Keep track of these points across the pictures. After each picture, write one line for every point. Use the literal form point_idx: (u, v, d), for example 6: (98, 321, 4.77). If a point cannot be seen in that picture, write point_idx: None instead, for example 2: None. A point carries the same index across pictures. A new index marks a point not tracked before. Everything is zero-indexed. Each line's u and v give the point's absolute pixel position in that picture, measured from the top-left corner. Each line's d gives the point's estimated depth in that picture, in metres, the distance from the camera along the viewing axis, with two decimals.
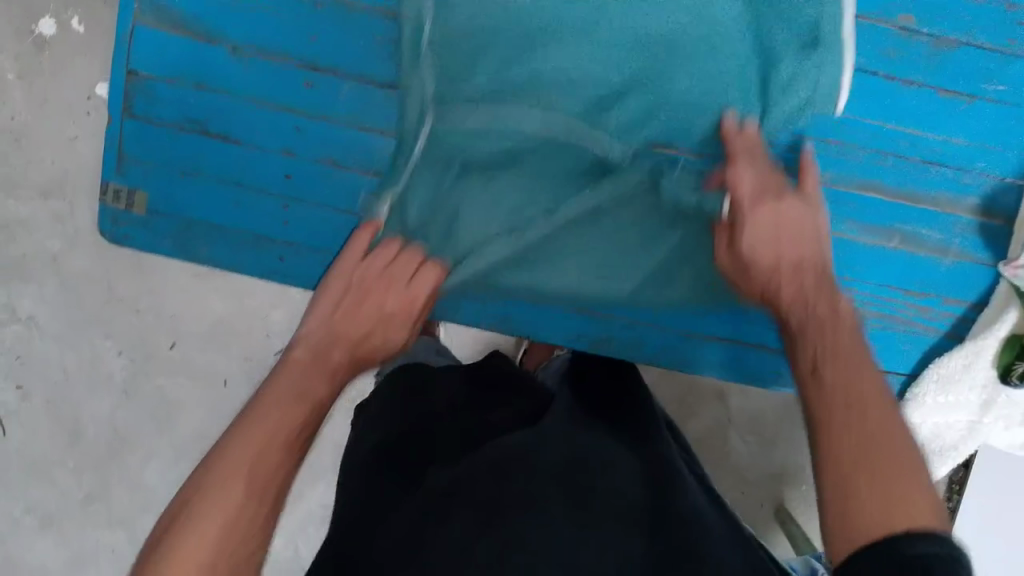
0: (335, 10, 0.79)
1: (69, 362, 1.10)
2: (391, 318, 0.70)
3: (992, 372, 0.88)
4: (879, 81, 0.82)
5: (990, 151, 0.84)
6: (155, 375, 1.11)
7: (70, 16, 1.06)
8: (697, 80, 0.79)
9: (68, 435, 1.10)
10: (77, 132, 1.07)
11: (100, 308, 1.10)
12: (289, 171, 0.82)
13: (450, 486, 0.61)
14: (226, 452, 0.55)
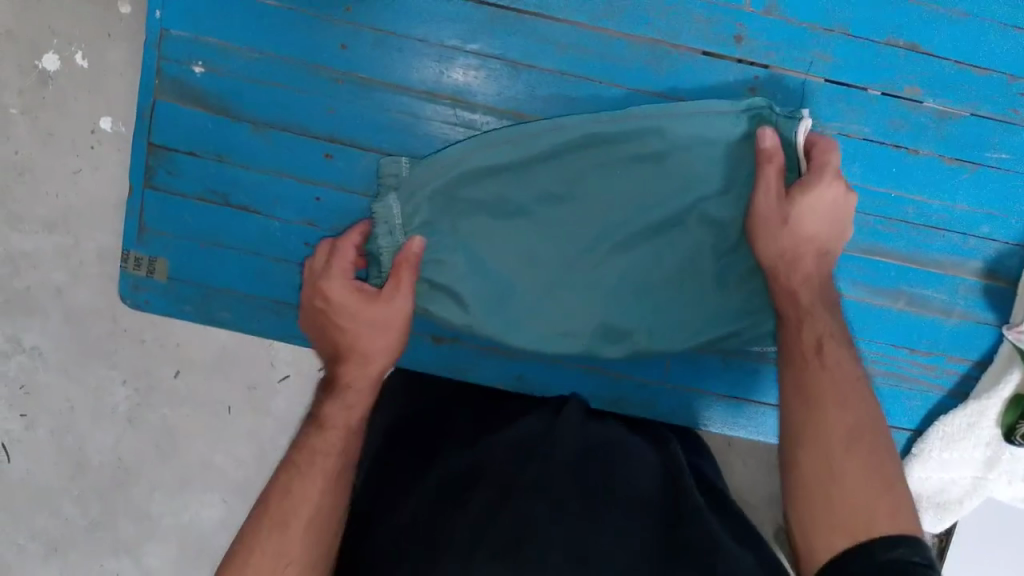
0: (355, 86, 0.80)
1: (74, 390, 0.97)
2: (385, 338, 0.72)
3: (996, 430, 0.90)
4: (886, 150, 0.84)
5: (994, 216, 0.86)
6: (160, 404, 0.98)
7: (74, 51, 0.91)
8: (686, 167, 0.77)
9: (72, 465, 0.98)
10: (81, 166, 0.93)
11: (104, 337, 0.96)
12: (308, 239, 0.83)
13: (465, 478, 0.64)
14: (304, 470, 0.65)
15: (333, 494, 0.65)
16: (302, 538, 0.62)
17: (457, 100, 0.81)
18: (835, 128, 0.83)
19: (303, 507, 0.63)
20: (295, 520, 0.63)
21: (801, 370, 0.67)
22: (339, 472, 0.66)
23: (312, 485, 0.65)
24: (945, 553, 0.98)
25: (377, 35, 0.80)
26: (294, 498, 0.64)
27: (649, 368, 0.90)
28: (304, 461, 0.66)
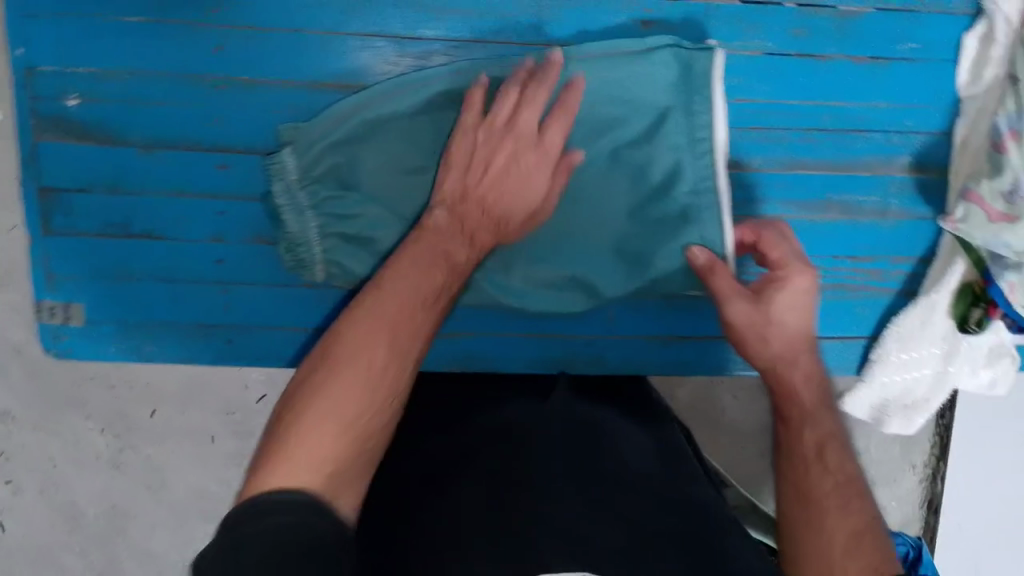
0: (237, 90, 0.77)
1: (54, 448, 0.98)
2: (493, 207, 0.68)
3: (951, 323, 0.89)
4: (792, 61, 0.82)
5: (915, 109, 0.84)
6: (144, 444, 1.00)
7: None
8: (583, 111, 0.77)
9: (67, 520, 1.00)
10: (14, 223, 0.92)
11: (73, 387, 0.97)
12: (220, 256, 0.82)
13: (457, 456, 0.64)
14: (357, 360, 0.57)
15: (404, 369, 0.59)
16: (360, 416, 0.56)
17: (346, 85, 0.78)
18: (736, 47, 0.81)
19: (338, 399, 0.55)
20: (353, 402, 0.56)
21: (789, 432, 0.71)
22: (403, 351, 0.59)
23: (370, 356, 0.57)
24: (947, 448, 1.05)
25: (248, 33, 0.76)
26: (347, 376, 0.56)
27: (592, 323, 0.89)
28: (354, 339, 0.58)
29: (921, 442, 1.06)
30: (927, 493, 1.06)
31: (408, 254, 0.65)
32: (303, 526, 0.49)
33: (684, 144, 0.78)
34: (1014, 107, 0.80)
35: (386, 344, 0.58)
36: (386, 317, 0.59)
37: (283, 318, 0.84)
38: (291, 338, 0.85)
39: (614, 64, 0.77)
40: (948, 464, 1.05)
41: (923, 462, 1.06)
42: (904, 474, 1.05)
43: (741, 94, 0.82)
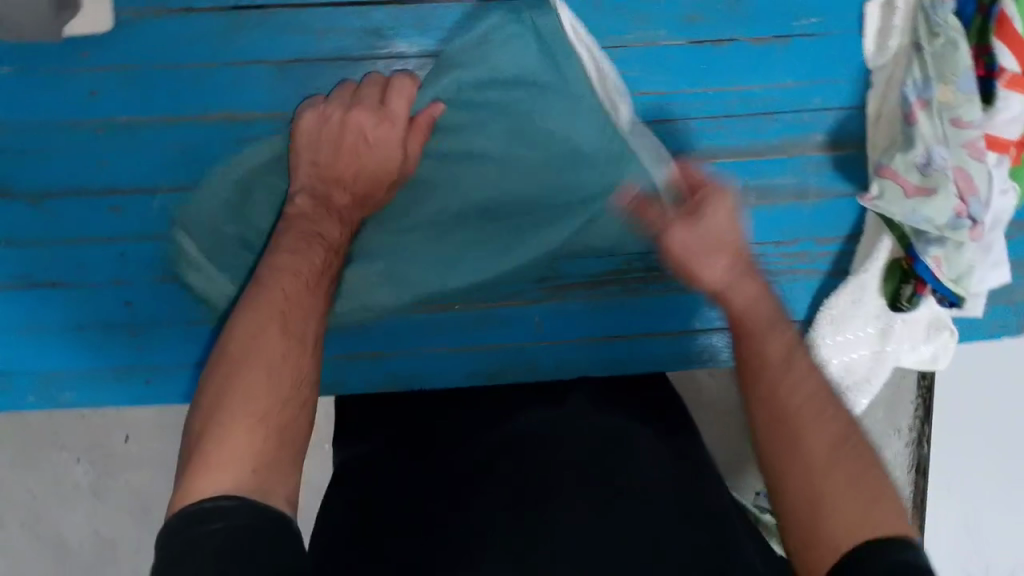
0: (118, 130, 0.76)
1: (34, 483, 1.07)
2: (370, 148, 0.74)
3: (882, 301, 0.86)
4: (687, 48, 0.79)
5: (823, 85, 0.81)
6: (118, 472, 1.07)
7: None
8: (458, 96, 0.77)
9: (53, 548, 1.08)
10: None
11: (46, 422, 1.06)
12: (127, 298, 0.80)
13: (473, 472, 0.66)
14: (262, 343, 0.59)
15: (307, 361, 0.60)
16: (269, 404, 0.56)
17: (230, 115, 0.76)
18: (629, 41, 0.78)
19: (257, 382, 0.56)
20: (258, 391, 0.56)
21: (761, 370, 0.62)
22: (297, 335, 0.61)
23: (266, 341, 0.59)
24: (930, 412, 1.10)
25: (121, 73, 0.74)
26: (246, 365, 0.57)
27: (518, 330, 0.87)
28: (261, 334, 0.59)
29: (903, 406, 1.12)
30: (913, 456, 1.13)
31: (280, 258, 0.67)
32: (240, 523, 0.48)
33: (574, 100, 0.78)
34: (920, 75, 0.78)
35: (279, 328, 0.60)
36: (268, 317, 0.61)
37: (200, 355, 0.83)
38: None
39: (460, 58, 0.76)
40: (931, 427, 1.11)
41: (908, 426, 1.12)
42: (890, 438, 1.13)
43: (638, 86, 0.79)
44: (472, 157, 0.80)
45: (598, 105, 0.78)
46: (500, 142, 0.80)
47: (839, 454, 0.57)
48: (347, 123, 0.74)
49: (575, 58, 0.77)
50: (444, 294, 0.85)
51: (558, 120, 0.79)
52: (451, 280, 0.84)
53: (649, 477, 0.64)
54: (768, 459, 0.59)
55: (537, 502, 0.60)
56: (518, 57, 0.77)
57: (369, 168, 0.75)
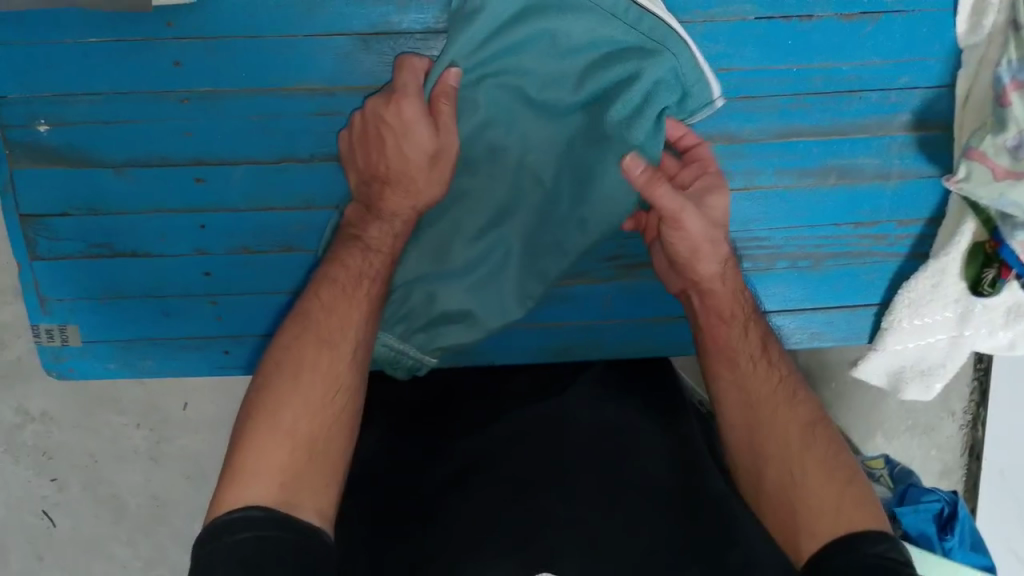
0: (203, 101, 0.76)
1: (94, 445, 1.07)
2: (405, 147, 0.70)
3: (963, 285, 0.85)
4: (776, 24, 0.78)
5: (912, 64, 0.80)
6: (176, 437, 1.08)
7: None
8: (491, 69, 0.73)
9: (112, 511, 1.09)
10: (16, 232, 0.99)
11: (104, 388, 1.06)
12: (207, 268, 0.81)
13: (478, 457, 0.68)
14: (300, 356, 0.62)
15: (341, 367, 0.63)
16: (299, 418, 0.60)
17: (314, 88, 0.76)
18: (715, 15, 0.77)
19: (294, 407, 0.60)
20: (290, 416, 0.59)
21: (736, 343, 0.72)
22: (331, 351, 0.63)
23: (309, 365, 0.62)
24: (986, 395, 1.09)
25: (209, 43, 0.75)
26: (280, 394, 0.60)
27: (590, 306, 0.87)
28: (294, 347, 0.63)
29: (959, 388, 1.10)
30: (968, 438, 1.12)
31: (342, 260, 0.69)
32: (268, 534, 0.52)
33: (598, 24, 0.71)
34: (1015, 56, 0.75)
35: (314, 346, 0.63)
36: (303, 333, 0.64)
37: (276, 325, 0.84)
38: None
39: (462, 20, 0.71)
40: (988, 411, 1.09)
41: (963, 409, 1.11)
42: (943, 422, 1.11)
43: (723, 63, 0.78)
44: (498, 115, 0.75)
45: (630, 19, 0.71)
46: (526, 84, 0.74)
47: (817, 442, 0.66)
48: (372, 116, 0.71)
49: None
50: (505, 267, 0.80)
51: (583, 40, 0.72)
52: (513, 254, 0.79)
53: (652, 473, 0.67)
54: (762, 466, 0.67)
55: (540, 485, 0.63)
56: (522, 8, 0.71)
57: (397, 158, 0.70)
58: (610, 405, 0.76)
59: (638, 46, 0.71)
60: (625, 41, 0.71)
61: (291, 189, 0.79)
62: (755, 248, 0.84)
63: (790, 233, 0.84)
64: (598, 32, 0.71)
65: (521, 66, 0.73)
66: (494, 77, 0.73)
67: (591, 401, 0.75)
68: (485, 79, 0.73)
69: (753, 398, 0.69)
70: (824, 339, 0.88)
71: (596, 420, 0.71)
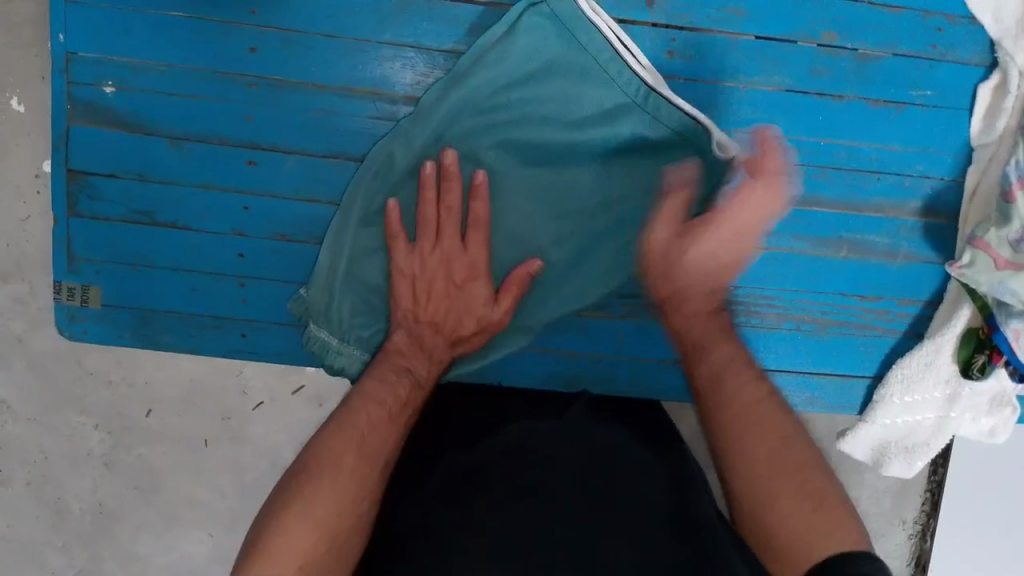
0: (270, 90, 0.79)
1: (47, 440, 0.98)
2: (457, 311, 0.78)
3: (954, 367, 0.90)
4: (811, 98, 0.84)
5: (927, 154, 0.87)
6: (136, 444, 0.99)
7: (8, 97, 0.91)
8: (495, 122, 0.79)
9: (53, 514, 0.99)
10: (29, 213, 0.93)
11: (71, 383, 0.97)
12: (241, 250, 0.83)
13: (472, 469, 0.66)
14: (359, 414, 0.65)
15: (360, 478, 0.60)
16: (346, 489, 0.59)
17: (378, 93, 0.81)
18: (757, 81, 0.83)
19: (338, 482, 0.59)
20: (330, 497, 0.58)
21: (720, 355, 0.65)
22: (359, 482, 0.60)
23: (345, 455, 0.61)
24: (937, 505, 1.04)
25: (285, 35, 0.78)
26: (325, 472, 0.59)
27: (602, 340, 0.90)
28: (343, 446, 0.62)
29: (913, 495, 1.04)
30: (914, 549, 1.06)
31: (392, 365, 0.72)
32: None
33: (606, 93, 0.77)
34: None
35: (345, 462, 0.60)
36: (335, 460, 0.60)
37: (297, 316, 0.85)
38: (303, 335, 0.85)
39: (480, 64, 0.77)
40: (937, 521, 1.04)
41: (913, 518, 1.05)
42: (893, 528, 1.05)
43: (757, 127, 0.84)
44: (495, 149, 0.79)
45: (638, 96, 0.77)
46: (523, 134, 0.79)
47: (797, 459, 0.59)
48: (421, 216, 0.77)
49: (599, 42, 0.76)
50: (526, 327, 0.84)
51: (591, 107, 0.78)
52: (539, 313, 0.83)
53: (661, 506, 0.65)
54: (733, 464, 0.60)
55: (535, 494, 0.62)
56: (537, 63, 0.77)
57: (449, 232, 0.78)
58: (609, 427, 0.74)
59: (641, 119, 0.78)
60: (630, 116, 0.78)
61: (337, 186, 0.82)
62: (765, 307, 0.88)
63: (801, 297, 0.89)
64: (604, 100, 0.78)
65: (526, 124, 0.79)
66: (496, 129, 0.79)
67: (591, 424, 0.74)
68: (488, 130, 0.79)
69: (727, 393, 0.62)
70: (816, 407, 0.92)
71: (600, 444, 0.69)
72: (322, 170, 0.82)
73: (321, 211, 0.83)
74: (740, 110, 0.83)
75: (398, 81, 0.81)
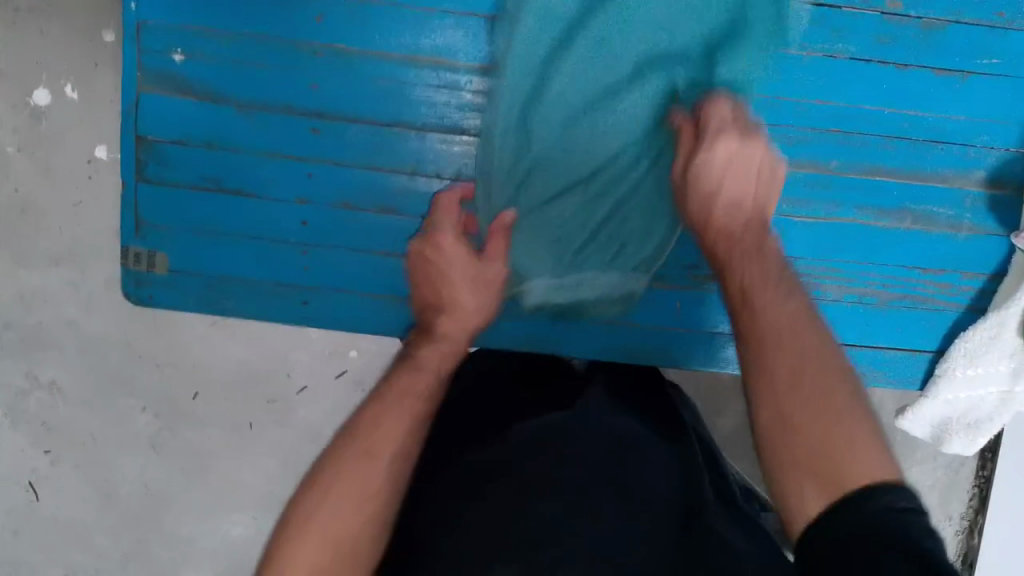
0: (336, 57, 0.80)
1: (96, 423, 1.00)
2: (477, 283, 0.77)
3: (1021, 340, 0.87)
4: (875, 67, 0.83)
5: (992, 124, 0.85)
6: (183, 427, 1.01)
7: (63, 84, 0.95)
8: (594, 60, 0.81)
9: (100, 496, 1.01)
10: (82, 197, 0.97)
11: (122, 365, 1.00)
12: (305, 218, 0.84)
13: (491, 467, 0.65)
14: (386, 416, 0.63)
15: (385, 483, 0.58)
16: (372, 484, 0.58)
17: (439, 61, 0.81)
18: (820, 49, 0.82)
19: (358, 481, 0.58)
20: (352, 494, 0.57)
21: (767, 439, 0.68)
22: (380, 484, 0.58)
23: (376, 455, 0.59)
24: (986, 501, 1.04)
25: (350, 3, 0.79)
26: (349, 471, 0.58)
27: (658, 313, 0.89)
28: (367, 444, 0.60)
29: (960, 491, 1.05)
30: (962, 545, 1.06)
31: (403, 380, 0.67)
32: None
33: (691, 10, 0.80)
34: None
35: (375, 464, 0.59)
36: (360, 466, 0.58)
37: (360, 285, 0.86)
38: (367, 300, 0.86)
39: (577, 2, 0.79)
40: (986, 517, 1.04)
41: (960, 514, 1.05)
42: (939, 524, 1.05)
43: (820, 96, 0.83)
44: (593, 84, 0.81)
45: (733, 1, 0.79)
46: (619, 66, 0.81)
47: None
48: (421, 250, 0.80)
49: None
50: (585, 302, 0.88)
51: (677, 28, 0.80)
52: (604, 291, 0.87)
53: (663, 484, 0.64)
54: None
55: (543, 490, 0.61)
56: None
57: (457, 274, 0.77)
58: (616, 408, 0.73)
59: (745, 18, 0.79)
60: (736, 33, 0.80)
61: (401, 155, 0.83)
62: (826, 278, 0.88)
63: (862, 269, 0.88)
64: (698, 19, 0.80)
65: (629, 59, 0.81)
66: (601, 61, 0.81)
67: (603, 414, 0.71)
68: (591, 65, 0.81)
69: None
70: (877, 382, 0.91)
71: (616, 426, 0.69)
72: (389, 137, 0.83)
73: (384, 178, 0.83)
74: (802, 78, 0.83)
75: (462, 49, 0.81)
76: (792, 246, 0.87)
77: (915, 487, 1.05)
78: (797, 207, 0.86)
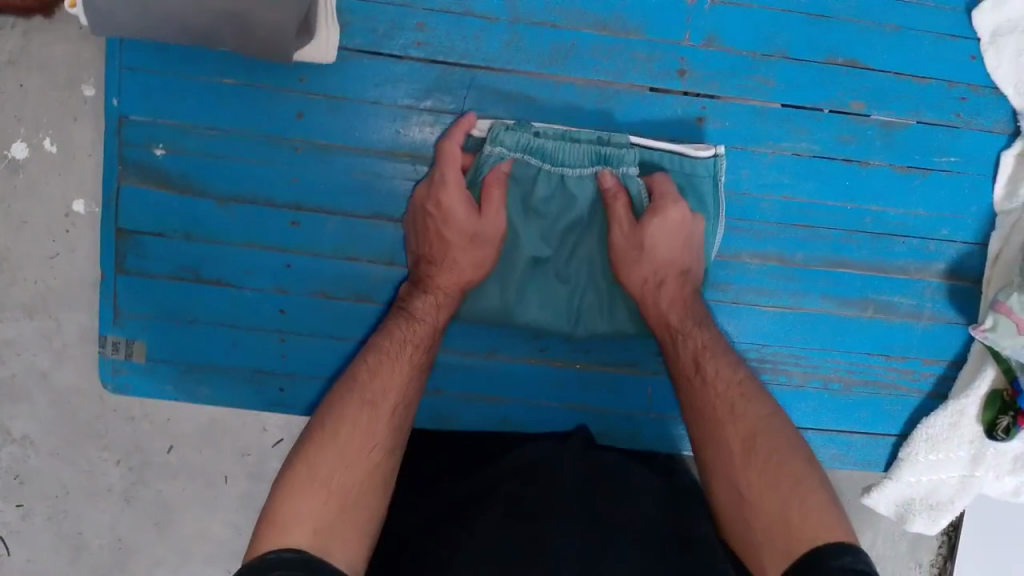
0: (317, 153, 0.82)
1: (67, 475, 0.92)
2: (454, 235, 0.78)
3: (978, 428, 0.91)
4: (838, 164, 0.86)
5: (952, 219, 0.89)
6: (156, 480, 0.93)
7: (41, 138, 0.87)
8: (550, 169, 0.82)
9: (72, 550, 0.93)
10: (57, 250, 0.89)
11: (94, 419, 0.91)
12: (283, 306, 0.85)
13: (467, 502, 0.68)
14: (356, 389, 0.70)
15: (365, 445, 0.67)
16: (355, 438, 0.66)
17: (416, 156, 0.83)
18: (785, 147, 0.85)
19: (341, 448, 0.65)
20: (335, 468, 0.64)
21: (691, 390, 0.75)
22: (355, 487, 0.64)
23: (352, 425, 0.67)
24: (954, 549, 1.01)
25: (330, 101, 0.81)
26: (324, 442, 0.66)
27: (633, 400, 0.91)
28: (340, 415, 0.67)
29: (929, 539, 1.01)
30: None
31: (390, 329, 0.76)
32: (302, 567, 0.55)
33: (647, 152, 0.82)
34: None
35: (345, 428, 0.67)
36: (337, 438, 0.66)
37: (337, 373, 0.87)
38: None
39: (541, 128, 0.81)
40: (954, 566, 1.01)
41: (929, 561, 1.02)
42: (909, 571, 1.01)
43: (785, 191, 0.86)
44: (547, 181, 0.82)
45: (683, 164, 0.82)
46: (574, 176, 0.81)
47: (787, 483, 0.66)
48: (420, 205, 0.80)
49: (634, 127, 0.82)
50: (582, 219, 0.82)
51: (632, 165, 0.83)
52: (592, 220, 0.83)
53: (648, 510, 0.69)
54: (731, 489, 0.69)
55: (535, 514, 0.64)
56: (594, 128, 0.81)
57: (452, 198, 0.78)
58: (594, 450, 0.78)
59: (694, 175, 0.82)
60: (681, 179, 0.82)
61: (378, 246, 0.84)
62: (792, 366, 0.90)
63: (827, 355, 0.90)
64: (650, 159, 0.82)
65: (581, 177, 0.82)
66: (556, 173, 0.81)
67: (583, 452, 0.76)
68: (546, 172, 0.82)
69: (724, 451, 0.70)
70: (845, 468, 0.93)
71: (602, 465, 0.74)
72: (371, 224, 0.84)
73: (362, 272, 0.85)
74: (768, 175, 0.86)
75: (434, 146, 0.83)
76: (759, 333, 0.89)
77: (887, 537, 1.00)
78: (764, 297, 0.88)
